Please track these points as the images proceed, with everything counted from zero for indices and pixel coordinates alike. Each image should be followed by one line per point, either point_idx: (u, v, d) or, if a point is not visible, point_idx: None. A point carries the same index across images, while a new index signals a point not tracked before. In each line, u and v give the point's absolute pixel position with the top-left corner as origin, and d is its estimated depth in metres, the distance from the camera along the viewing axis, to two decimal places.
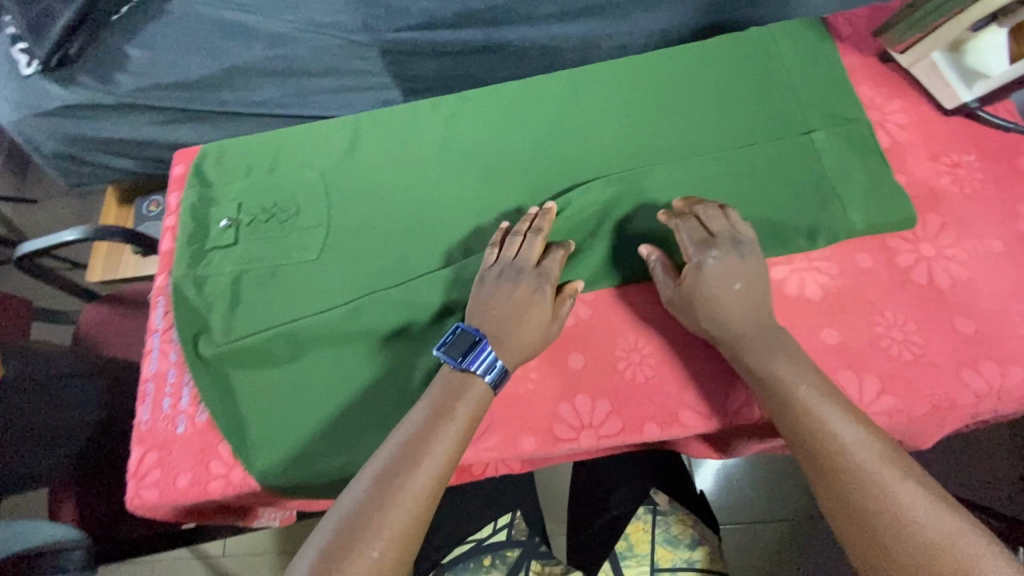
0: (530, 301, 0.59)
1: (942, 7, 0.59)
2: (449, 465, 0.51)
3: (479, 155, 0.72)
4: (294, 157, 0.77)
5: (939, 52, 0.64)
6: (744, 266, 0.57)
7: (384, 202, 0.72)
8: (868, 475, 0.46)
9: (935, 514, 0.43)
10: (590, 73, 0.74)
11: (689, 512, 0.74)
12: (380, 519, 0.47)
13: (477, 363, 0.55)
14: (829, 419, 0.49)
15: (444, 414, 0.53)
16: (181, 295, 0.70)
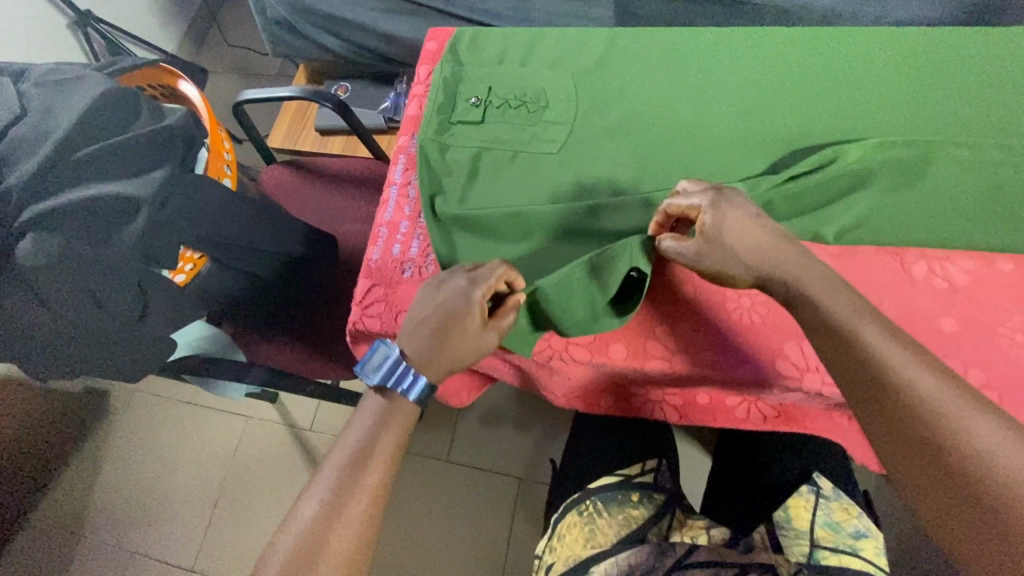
0: (452, 312, 0.58)
1: None
2: (394, 452, 0.58)
3: (734, 92, 0.73)
4: (548, 53, 0.79)
5: None
6: (745, 208, 0.59)
7: (632, 114, 0.74)
8: (919, 402, 0.46)
9: (988, 431, 0.43)
10: (863, 39, 0.74)
11: (855, 504, 0.76)
12: (343, 508, 0.52)
13: (397, 381, 0.59)
14: (873, 343, 0.50)
15: (384, 417, 0.58)
16: (424, 156, 0.74)
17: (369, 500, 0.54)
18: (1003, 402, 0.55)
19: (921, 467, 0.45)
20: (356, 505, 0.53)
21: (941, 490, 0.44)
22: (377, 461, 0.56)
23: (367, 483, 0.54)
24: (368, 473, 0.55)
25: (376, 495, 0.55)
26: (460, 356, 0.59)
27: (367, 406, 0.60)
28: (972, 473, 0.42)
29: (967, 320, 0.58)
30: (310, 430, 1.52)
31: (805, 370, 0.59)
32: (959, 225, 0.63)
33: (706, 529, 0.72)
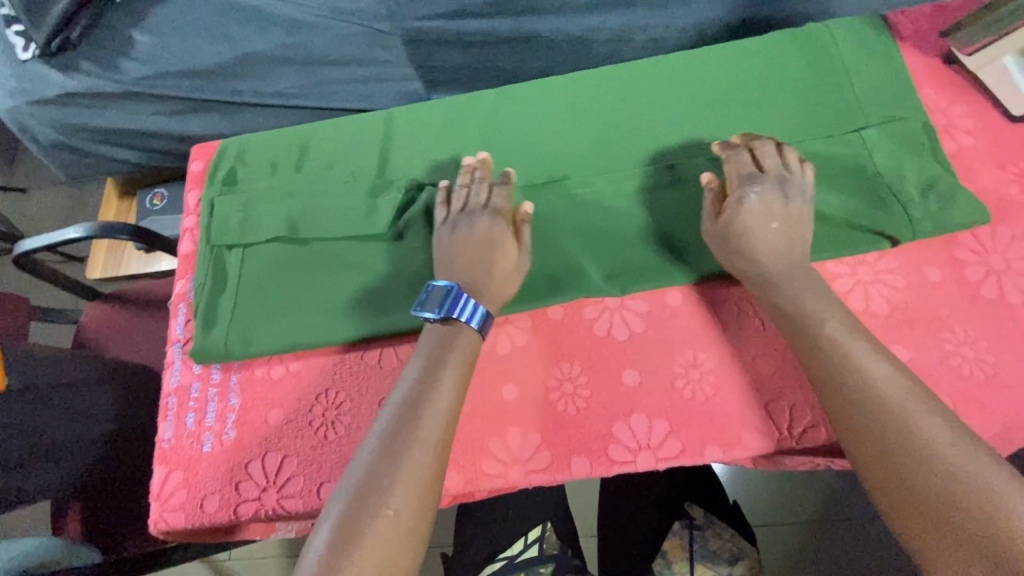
0: (493, 239, 0.61)
1: None
2: (454, 410, 0.53)
3: (519, 157, 0.68)
4: (321, 153, 0.72)
5: (1011, 56, 0.60)
6: (794, 208, 0.58)
7: (418, 204, 0.68)
8: (887, 403, 0.46)
9: (964, 459, 0.42)
10: (639, 70, 0.69)
11: (726, 526, 0.77)
12: (396, 477, 0.47)
13: (459, 310, 0.57)
14: (836, 326, 0.51)
15: (443, 347, 0.56)
16: (205, 306, 0.67)
17: (412, 490, 0.47)
18: (826, 437, 0.55)
19: (909, 495, 0.42)
20: (397, 497, 0.46)
21: (925, 511, 0.41)
22: (427, 446, 0.50)
23: (405, 469, 0.48)
24: (396, 478, 0.47)
25: (428, 472, 0.48)
26: (508, 286, 0.61)
27: (422, 347, 0.57)
28: (958, 497, 0.40)
29: (777, 354, 0.58)
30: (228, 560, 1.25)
31: (636, 451, 0.57)
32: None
33: None
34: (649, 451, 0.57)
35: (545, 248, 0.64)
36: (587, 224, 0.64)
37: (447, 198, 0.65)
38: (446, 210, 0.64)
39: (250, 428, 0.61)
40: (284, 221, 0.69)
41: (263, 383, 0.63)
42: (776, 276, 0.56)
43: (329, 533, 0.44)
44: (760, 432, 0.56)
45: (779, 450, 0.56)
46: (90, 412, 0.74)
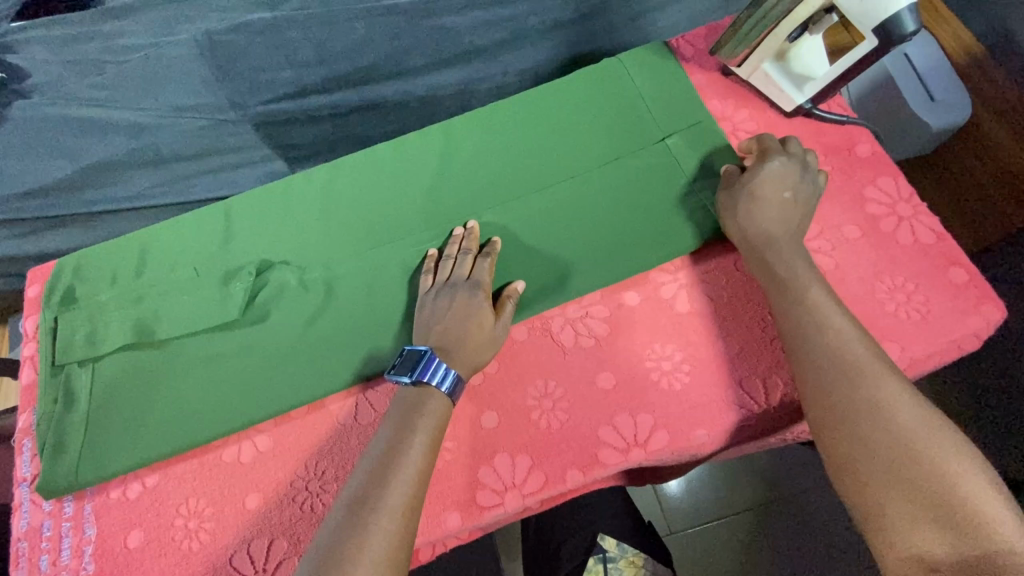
0: (472, 311, 0.60)
1: (760, 22, 0.62)
2: (423, 473, 0.52)
3: (356, 224, 0.70)
4: (162, 254, 0.72)
5: (768, 62, 0.66)
6: (806, 187, 0.61)
7: (261, 288, 0.67)
8: (850, 364, 0.50)
9: (915, 416, 0.47)
10: (458, 124, 0.73)
11: (637, 552, 0.77)
12: (369, 542, 0.47)
13: (430, 374, 0.56)
14: (812, 294, 0.54)
15: (416, 409, 0.55)
16: (43, 439, 0.62)
17: (384, 550, 0.47)
18: (673, 438, 0.57)
19: (863, 449, 0.47)
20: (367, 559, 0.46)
21: (876, 461, 0.46)
22: (397, 507, 0.49)
23: (378, 530, 0.48)
24: (372, 540, 0.47)
25: (403, 539, 0.48)
26: (476, 355, 0.59)
27: (391, 414, 0.56)
28: (906, 450, 0.45)
29: (619, 367, 0.61)
30: None
31: (501, 492, 0.57)
32: (587, 277, 0.64)
33: None
34: (514, 490, 0.57)
35: (390, 309, 0.65)
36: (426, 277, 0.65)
37: (436, 265, 0.65)
38: (444, 278, 0.63)
39: (110, 556, 0.58)
40: (120, 331, 0.66)
41: (118, 506, 0.60)
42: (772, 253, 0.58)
43: None
44: (615, 447, 0.57)
45: (637, 461, 0.57)
46: None
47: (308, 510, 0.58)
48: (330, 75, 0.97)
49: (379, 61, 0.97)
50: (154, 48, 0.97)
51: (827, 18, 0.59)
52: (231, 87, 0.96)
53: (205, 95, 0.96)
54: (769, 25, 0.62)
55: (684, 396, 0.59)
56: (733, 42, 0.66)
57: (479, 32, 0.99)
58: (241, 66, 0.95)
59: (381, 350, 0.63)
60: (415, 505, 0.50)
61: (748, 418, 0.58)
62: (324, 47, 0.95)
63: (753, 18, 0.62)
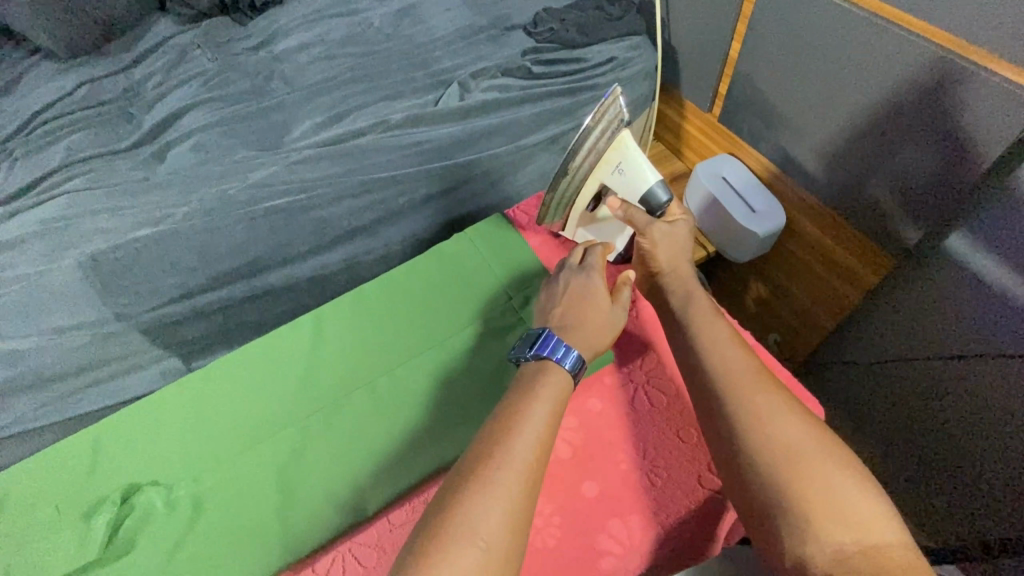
0: (588, 291, 0.69)
1: (560, 205, 0.77)
2: (542, 445, 0.53)
3: (228, 428, 0.71)
4: (21, 497, 0.69)
5: (581, 229, 0.80)
6: (679, 234, 0.72)
7: (127, 516, 0.65)
8: (734, 382, 0.57)
9: (786, 416, 0.54)
10: (327, 313, 0.80)
11: None
12: (483, 502, 0.47)
13: (550, 349, 0.61)
14: (702, 323, 0.64)
15: (540, 375, 0.59)
16: None
17: (503, 516, 0.47)
18: None
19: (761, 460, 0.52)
20: (485, 525, 0.46)
21: (765, 460, 0.52)
22: (520, 474, 0.50)
23: (491, 501, 0.48)
24: (489, 506, 0.47)
25: (519, 502, 0.48)
26: (602, 334, 0.65)
27: (523, 375, 0.60)
28: (781, 448, 0.52)
29: None
30: None
31: None
32: (452, 444, 0.68)
33: None
34: None
35: (262, 512, 0.64)
36: (301, 471, 0.67)
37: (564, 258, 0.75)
38: (591, 265, 0.72)
39: None
40: None
41: None
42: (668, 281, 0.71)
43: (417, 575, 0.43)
44: None
45: None
46: None
47: None
48: (217, 274, 1.04)
49: (265, 253, 1.06)
50: (38, 276, 1.00)
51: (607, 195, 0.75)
52: (117, 301, 0.99)
53: (89, 313, 0.99)
54: (567, 204, 0.77)
55: (558, 550, 0.60)
56: (549, 216, 0.79)
57: (355, 215, 1.10)
58: (127, 280, 1.00)
59: (253, 561, 0.61)
60: (535, 473, 0.51)
61: (622, 560, 0.59)
62: (208, 251, 1.03)
63: (555, 203, 0.77)
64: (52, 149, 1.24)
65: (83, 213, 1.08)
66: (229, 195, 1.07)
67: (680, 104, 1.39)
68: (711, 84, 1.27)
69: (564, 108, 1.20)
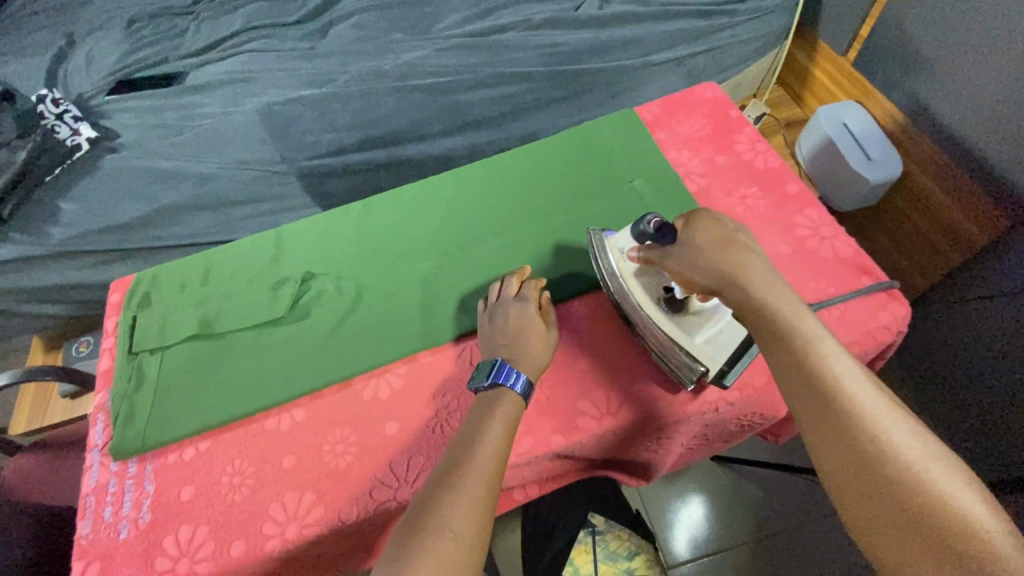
0: (530, 318, 0.71)
1: (652, 327, 0.68)
2: (500, 456, 0.58)
3: (384, 245, 0.86)
4: (224, 268, 0.87)
5: (698, 334, 0.66)
6: (718, 239, 0.60)
7: (303, 293, 0.83)
8: (868, 428, 0.46)
9: (935, 470, 0.43)
10: (469, 169, 0.92)
11: (623, 527, 0.84)
12: (450, 506, 0.52)
13: (504, 376, 0.65)
14: (826, 349, 0.50)
15: (493, 401, 0.64)
16: (118, 411, 0.75)
17: (469, 519, 0.52)
18: (641, 409, 0.70)
19: (860, 480, 0.44)
20: (456, 520, 0.51)
21: (875, 494, 0.43)
22: (479, 479, 0.55)
23: (460, 507, 0.53)
24: (456, 507, 0.52)
25: (481, 502, 0.54)
26: (542, 357, 0.69)
27: (476, 413, 0.63)
28: (935, 517, 0.41)
29: (596, 354, 0.74)
30: None
31: None
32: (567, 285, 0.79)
33: None
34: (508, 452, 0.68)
35: (409, 309, 0.80)
36: (440, 285, 0.81)
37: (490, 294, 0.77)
38: (534, 296, 0.73)
39: (166, 508, 0.68)
40: (187, 327, 0.81)
41: (175, 465, 0.71)
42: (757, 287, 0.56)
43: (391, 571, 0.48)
44: (593, 416, 0.69)
45: (612, 427, 0.69)
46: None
47: (334, 467, 0.69)
48: (364, 137, 1.18)
49: (405, 126, 1.19)
50: (224, 116, 1.20)
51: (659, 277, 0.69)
52: (283, 146, 1.17)
53: (260, 153, 1.17)
54: (654, 323, 0.68)
55: (649, 375, 0.72)
56: (671, 365, 0.68)
57: (487, 104, 1.20)
58: (293, 130, 1.18)
59: (400, 340, 0.77)
60: (493, 481, 0.56)
61: (704, 393, 0.70)
62: (360, 116, 1.18)
63: (650, 333, 0.69)
64: (232, 15, 1.42)
65: (260, 70, 1.26)
66: (383, 69, 1.22)
67: (814, 46, 1.38)
68: (851, 25, 1.26)
69: (696, 31, 1.24)
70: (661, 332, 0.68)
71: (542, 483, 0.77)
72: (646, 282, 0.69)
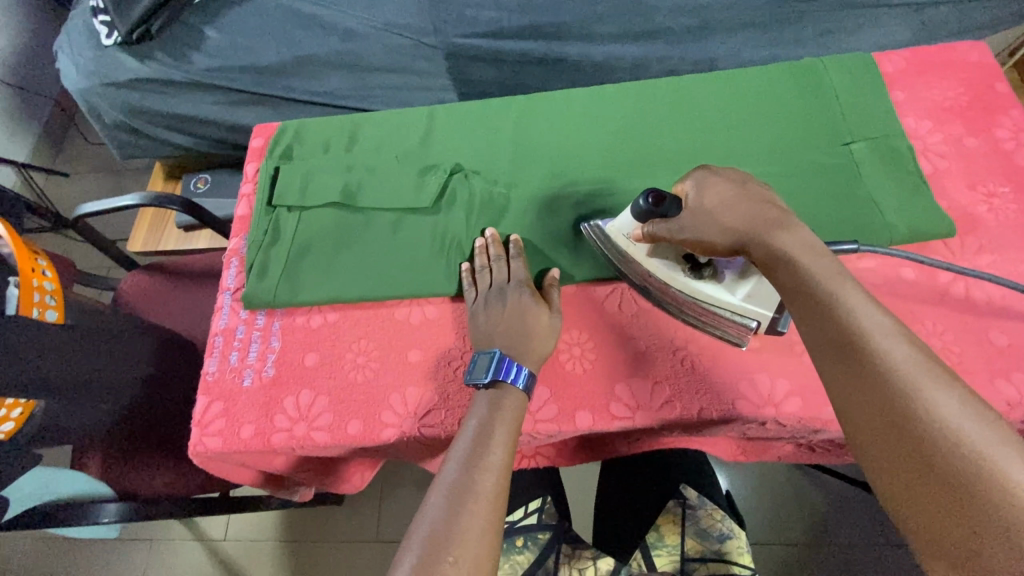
0: (525, 306, 0.65)
1: (688, 299, 0.63)
2: (506, 467, 0.54)
3: (545, 152, 0.78)
4: (370, 138, 0.82)
5: (736, 297, 0.61)
6: (730, 202, 0.57)
7: (451, 184, 0.76)
8: (898, 388, 0.43)
9: (975, 431, 0.40)
10: (655, 86, 0.80)
11: (720, 507, 0.72)
12: (452, 527, 0.48)
13: (504, 374, 0.60)
14: (857, 312, 0.48)
15: (495, 404, 0.59)
16: (252, 259, 0.74)
17: (470, 552, 0.47)
18: (805, 407, 0.63)
19: (886, 450, 0.43)
20: (456, 543, 0.47)
21: (902, 464, 0.41)
22: (483, 496, 0.51)
23: (462, 537, 0.48)
24: (460, 528, 0.48)
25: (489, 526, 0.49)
26: (546, 345, 0.64)
27: (475, 413, 0.59)
28: (963, 477, 0.39)
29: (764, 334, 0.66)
30: (225, 540, 1.42)
31: (636, 408, 0.64)
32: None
33: (593, 560, 0.68)
34: (648, 413, 0.64)
35: (563, 230, 0.72)
36: (602, 211, 0.73)
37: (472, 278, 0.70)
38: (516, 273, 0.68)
39: (291, 369, 0.69)
40: (327, 191, 0.77)
41: (303, 329, 0.71)
42: (778, 237, 0.54)
43: None
44: (749, 400, 0.63)
45: (766, 417, 0.63)
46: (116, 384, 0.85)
47: (459, 375, 0.67)
48: (526, 23, 1.06)
49: (574, 20, 1.05)
50: None
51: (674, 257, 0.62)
52: (439, 15, 1.07)
53: (414, 19, 1.08)
54: (689, 297, 0.63)
55: None
56: (719, 327, 0.64)
57: (672, 14, 1.05)
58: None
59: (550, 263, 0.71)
60: (499, 495, 0.52)
61: None
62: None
63: (687, 304, 0.64)
64: None
65: None
66: None
67: None
68: None
69: None
70: (706, 302, 0.62)
71: (631, 442, 0.75)
72: (662, 264, 0.63)
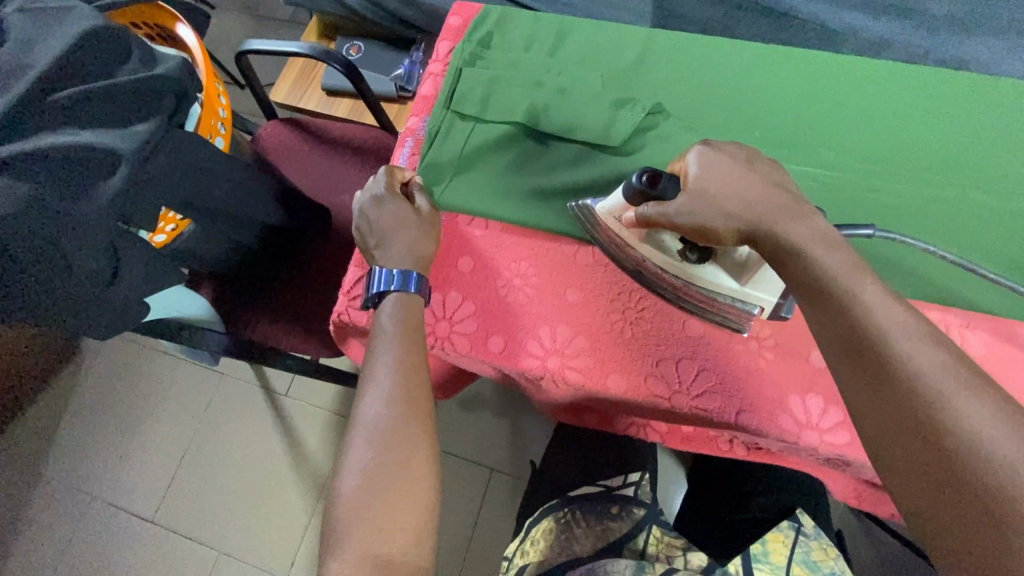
0: (401, 218, 0.63)
1: (687, 287, 0.57)
2: (411, 379, 0.56)
3: (769, 114, 0.70)
4: (578, 47, 0.75)
5: (740, 288, 0.55)
6: (733, 182, 0.52)
7: (659, 120, 0.69)
8: (921, 400, 0.40)
9: (1002, 438, 0.37)
10: (911, 75, 0.71)
11: (835, 546, 0.68)
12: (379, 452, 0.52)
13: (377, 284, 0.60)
14: (879, 316, 0.44)
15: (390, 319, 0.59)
16: (431, 141, 0.71)
17: (404, 478, 0.52)
18: None
19: (908, 464, 0.40)
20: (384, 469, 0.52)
21: (923, 478, 0.39)
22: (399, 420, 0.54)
23: (397, 466, 0.52)
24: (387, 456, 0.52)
25: (410, 444, 0.53)
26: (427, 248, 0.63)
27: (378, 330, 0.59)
28: (989, 493, 0.36)
29: None
30: (285, 396, 1.51)
31: (804, 424, 0.58)
32: (966, 287, 0.62)
33: (685, 552, 0.65)
34: (814, 433, 0.57)
35: None
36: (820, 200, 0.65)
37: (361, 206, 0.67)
38: (425, 209, 0.65)
39: (445, 268, 0.66)
40: (521, 90, 0.71)
41: (465, 231, 0.68)
42: (791, 225, 0.50)
43: (344, 508, 0.50)
44: None
45: None
46: (251, 228, 0.85)
47: (618, 329, 0.62)
48: None
49: None
50: None
51: (667, 244, 0.55)
52: None
53: None
54: (687, 286, 0.57)
55: None
56: (721, 317, 0.59)
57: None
58: None
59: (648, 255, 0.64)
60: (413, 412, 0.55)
61: None
62: None
63: (683, 291, 0.58)
64: None
65: None
66: None
67: None
68: None
69: None
70: (708, 291, 0.56)
71: (749, 450, 0.71)
72: (654, 253, 0.56)
